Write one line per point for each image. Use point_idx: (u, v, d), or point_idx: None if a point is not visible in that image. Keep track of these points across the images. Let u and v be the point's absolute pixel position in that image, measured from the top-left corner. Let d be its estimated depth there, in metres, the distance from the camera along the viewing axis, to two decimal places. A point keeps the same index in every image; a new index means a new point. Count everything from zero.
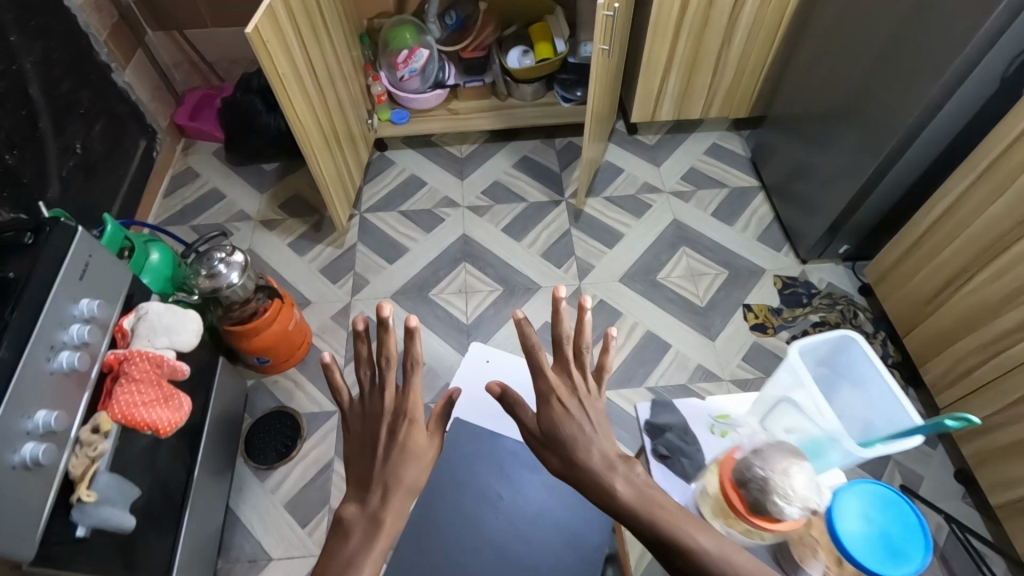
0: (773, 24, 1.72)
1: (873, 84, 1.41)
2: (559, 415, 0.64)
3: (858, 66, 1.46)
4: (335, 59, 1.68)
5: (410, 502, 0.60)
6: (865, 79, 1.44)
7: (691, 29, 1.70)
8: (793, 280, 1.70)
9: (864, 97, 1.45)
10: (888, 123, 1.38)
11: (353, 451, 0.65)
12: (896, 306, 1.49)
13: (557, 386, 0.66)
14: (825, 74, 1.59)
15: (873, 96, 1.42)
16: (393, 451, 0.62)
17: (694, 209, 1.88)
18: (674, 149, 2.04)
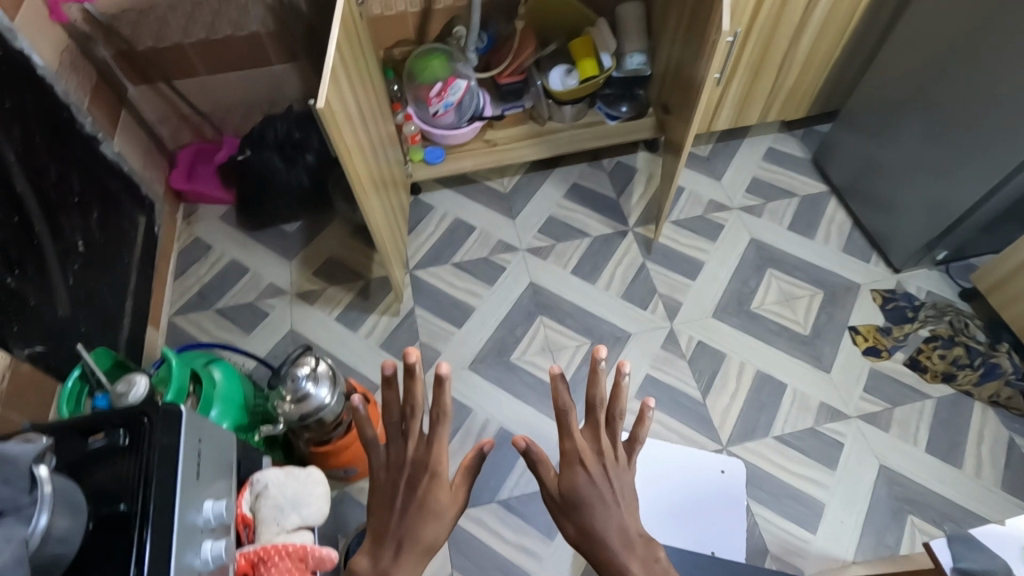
0: (845, 19, 1.58)
1: (994, 71, 1.30)
2: (581, 478, 0.84)
3: (969, 50, 1.34)
4: (373, 97, 1.46)
5: (422, 560, 0.75)
6: (981, 62, 1.32)
7: (762, 33, 1.55)
8: (891, 293, 1.61)
9: (980, 88, 1.35)
10: (1018, 110, 1.27)
11: (383, 495, 0.80)
12: (1019, 317, 1.42)
13: (586, 447, 0.86)
14: (919, 61, 1.47)
15: (995, 83, 1.30)
16: (416, 497, 0.78)
17: (769, 224, 1.76)
18: (732, 157, 1.90)
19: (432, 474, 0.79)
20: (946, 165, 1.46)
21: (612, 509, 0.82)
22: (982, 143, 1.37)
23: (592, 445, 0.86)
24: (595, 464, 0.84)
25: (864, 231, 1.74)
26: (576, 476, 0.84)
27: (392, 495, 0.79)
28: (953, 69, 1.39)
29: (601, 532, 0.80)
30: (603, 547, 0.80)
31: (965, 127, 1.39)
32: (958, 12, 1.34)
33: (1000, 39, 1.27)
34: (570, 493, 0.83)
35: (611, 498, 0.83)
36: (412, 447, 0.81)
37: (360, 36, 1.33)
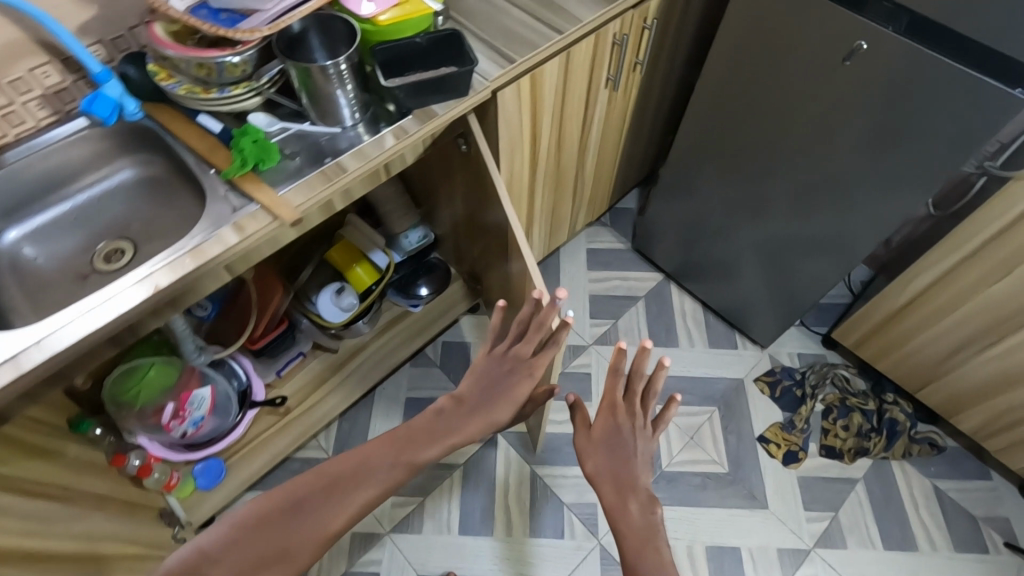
0: (620, 126, 1.39)
1: (803, 163, 1.18)
2: (608, 429, 0.82)
3: (764, 142, 1.22)
4: (84, 519, 0.92)
5: (482, 432, 0.82)
6: (785, 151, 1.19)
7: (549, 174, 1.29)
8: (772, 374, 1.52)
9: (783, 177, 1.24)
10: (839, 200, 1.17)
11: (479, 372, 0.85)
12: (895, 368, 1.39)
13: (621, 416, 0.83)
14: (717, 150, 1.32)
15: (808, 172, 1.18)
16: (505, 381, 0.84)
17: (631, 347, 1.57)
18: (559, 281, 1.67)
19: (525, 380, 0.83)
20: (776, 250, 1.37)
21: (630, 461, 0.80)
22: (814, 231, 1.26)
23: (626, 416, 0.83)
24: (625, 424, 0.82)
25: (716, 312, 1.63)
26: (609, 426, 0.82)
27: (499, 373, 0.85)
28: (758, 159, 1.25)
29: (620, 473, 0.79)
30: (614, 493, 0.78)
31: (790, 216, 1.28)
32: (744, 100, 1.20)
33: (800, 130, 1.14)
34: (603, 447, 0.81)
35: (630, 458, 0.80)
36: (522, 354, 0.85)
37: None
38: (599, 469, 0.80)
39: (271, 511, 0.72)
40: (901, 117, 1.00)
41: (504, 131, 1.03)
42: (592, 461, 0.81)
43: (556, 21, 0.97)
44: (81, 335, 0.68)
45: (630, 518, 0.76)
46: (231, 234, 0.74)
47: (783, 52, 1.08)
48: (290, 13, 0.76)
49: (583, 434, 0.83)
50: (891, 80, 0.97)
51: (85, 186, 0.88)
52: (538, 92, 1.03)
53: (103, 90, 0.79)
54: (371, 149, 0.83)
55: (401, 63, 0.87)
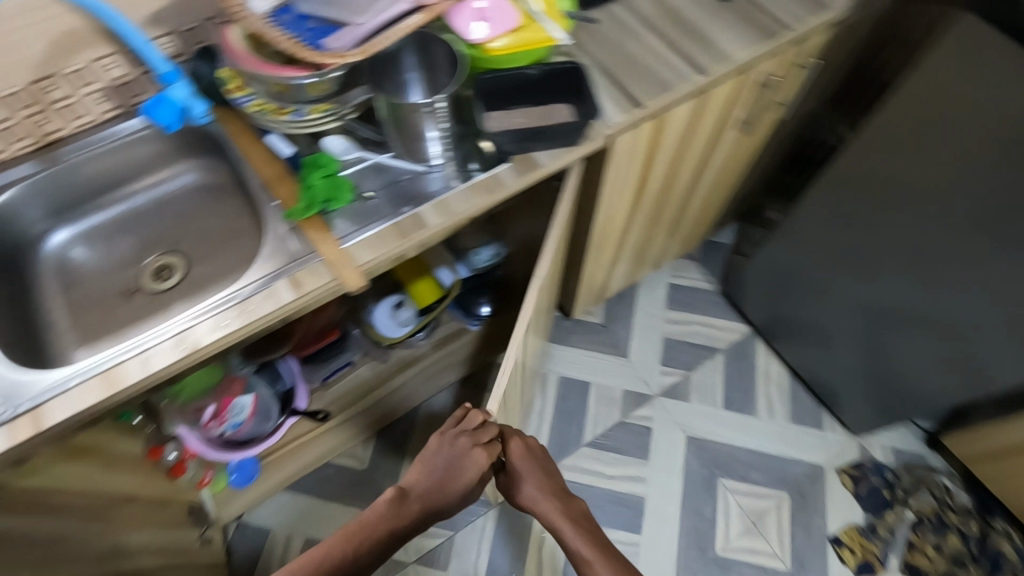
0: (738, 166, 1.20)
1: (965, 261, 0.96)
2: (520, 462, 0.90)
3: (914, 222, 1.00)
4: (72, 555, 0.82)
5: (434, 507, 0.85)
6: (943, 239, 0.97)
7: (647, 215, 1.13)
8: (859, 467, 1.34)
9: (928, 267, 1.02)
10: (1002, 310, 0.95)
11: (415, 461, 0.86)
12: (1013, 497, 1.19)
13: (466, 463, 0.82)
14: (847, 221, 1.10)
15: (967, 270, 0.97)
16: (445, 469, 0.84)
17: (701, 406, 1.41)
18: (633, 316, 1.51)
19: (453, 456, 0.83)
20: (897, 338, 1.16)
21: (547, 482, 0.91)
22: (956, 334, 1.05)
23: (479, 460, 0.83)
24: (531, 455, 0.91)
25: (805, 382, 1.44)
26: (523, 470, 0.90)
27: (421, 466, 0.85)
28: (902, 242, 1.03)
29: (555, 496, 0.91)
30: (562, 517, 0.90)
31: (927, 312, 1.07)
32: (900, 174, 0.97)
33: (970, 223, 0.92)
34: (536, 493, 0.91)
35: (557, 484, 0.92)
36: (444, 432, 0.85)
37: (38, 492, 0.76)
38: (543, 509, 0.91)
39: None
40: None
41: (610, 177, 0.87)
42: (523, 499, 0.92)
43: (698, 60, 0.80)
44: (112, 390, 0.59)
45: (567, 528, 0.90)
46: (286, 290, 0.64)
47: (975, 126, 0.86)
48: (387, 32, 0.62)
49: (511, 488, 0.93)
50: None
51: (143, 187, 0.80)
52: (658, 138, 0.86)
53: (167, 93, 0.69)
54: (457, 202, 0.69)
55: (508, 95, 0.74)
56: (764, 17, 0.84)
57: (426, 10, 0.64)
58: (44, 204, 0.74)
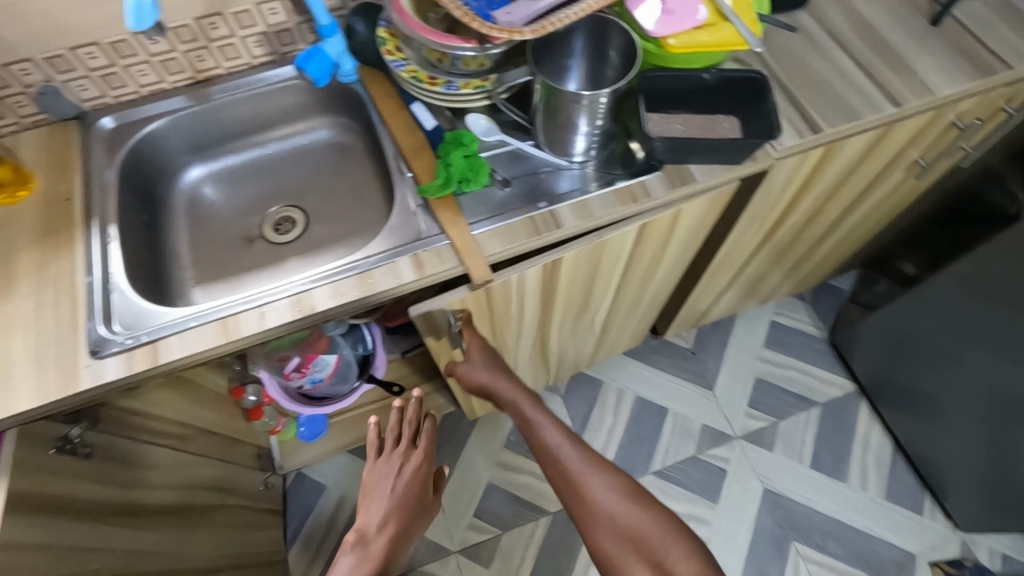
0: (886, 210, 1.08)
1: None
2: (474, 363, 0.76)
3: None
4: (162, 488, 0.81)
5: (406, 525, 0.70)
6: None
7: (773, 247, 1.04)
8: (959, 566, 1.20)
9: None
10: None
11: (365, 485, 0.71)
12: None
13: (414, 474, 0.72)
14: None
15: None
16: (405, 485, 0.72)
17: (785, 459, 1.30)
18: (725, 348, 1.42)
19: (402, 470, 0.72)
20: None
21: (504, 380, 0.75)
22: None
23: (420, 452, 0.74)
24: (484, 361, 0.75)
25: (909, 457, 1.30)
26: (477, 364, 0.76)
27: (365, 505, 0.69)
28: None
29: (509, 375, 0.76)
30: (529, 405, 0.74)
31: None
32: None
33: None
34: (489, 375, 0.76)
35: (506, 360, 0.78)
36: (379, 458, 0.73)
37: (132, 412, 0.77)
38: (507, 400, 0.75)
39: None
40: None
41: (756, 203, 0.79)
42: (481, 384, 0.76)
43: (892, 87, 0.70)
44: (225, 338, 0.58)
45: (540, 421, 0.73)
46: (408, 268, 0.61)
47: None
48: (565, 11, 0.57)
49: (465, 376, 0.77)
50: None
51: (279, 137, 0.79)
52: (820, 168, 0.77)
53: (322, 46, 0.68)
54: (596, 206, 0.64)
55: (673, 98, 0.67)
56: (980, 51, 0.72)
57: None
58: (187, 139, 0.75)
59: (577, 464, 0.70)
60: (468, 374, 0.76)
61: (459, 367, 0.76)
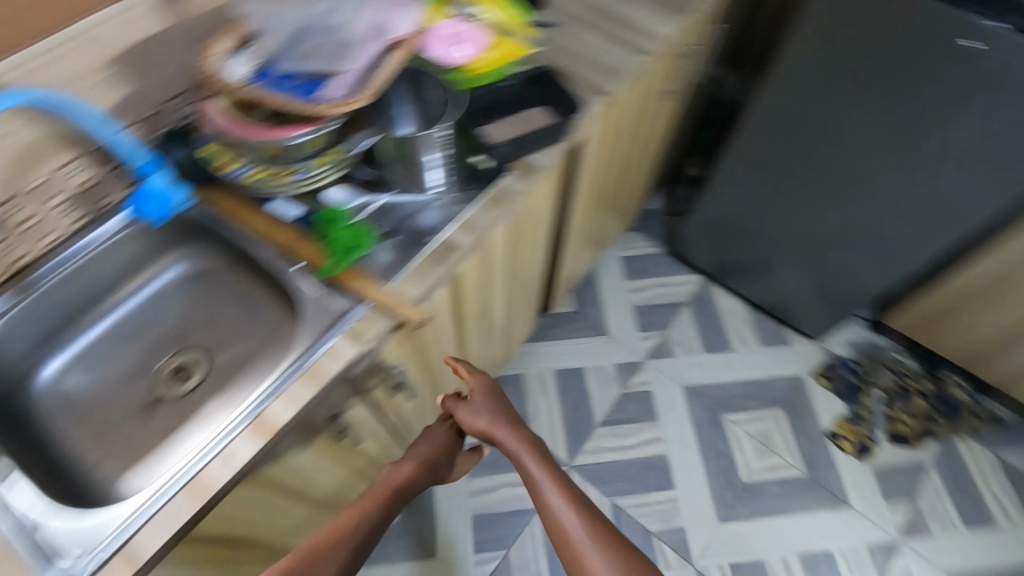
0: (663, 136, 1.31)
1: (883, 171, 1.09)
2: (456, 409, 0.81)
3: (833, 145, 1.12)
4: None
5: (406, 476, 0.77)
6: (852, 162, 1.12)
7: (603, 197, 1.21)
8: (828, 366, 1.51)
9: (858, 185, 1.15)
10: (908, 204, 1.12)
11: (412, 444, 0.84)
12: (954, 348, 1.41)
13: (440, 434, 0.85)
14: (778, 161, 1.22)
15: (872, 185, 1.13)
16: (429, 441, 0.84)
17: (687, 358, 1.52)
18: (600, 296, 1.60)
19: (416, 446, 0.83)
20: (844, 249, 1.29)
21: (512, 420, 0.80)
22: (877, 237, 1.21)
23: (434, 444, 0.84)
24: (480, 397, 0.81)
25: (763, 309, 1.60)
26: (478, 408, 0.81)
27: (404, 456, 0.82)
28: (814, 176, 1.19)
29: (509, 421, 0.80)
30: (515, 440, 0.78)
31: (847, 226, 1.23)
32: (800, 128, 1.13)
33: (873, 136, 1.06)
34: (487, 423, 0.80)
35: (507, 405, 0.82)
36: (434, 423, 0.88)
37: None
38: (511, 446, 0.78)
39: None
40: (989, 115, 0.92)
41: (583, 166, 0.93)
42: (478, 426, 0.80)
43: (635, 43, 0.88)
44: (203, 499, 0.55)
45: (545, 482, 0.74)
46: (347, 345, 0.63)
47: (880, 58, 0.95)
48: (380, 72, 0.65)
49: (466, 421, 0.81)
50: (1000, 80, 0.88)
51: (130, 293, 0.75)
52: (615, 121, 0.94)
53: (147, 184, 0.66)
54: (477, 219, 0.72)
55: (492, 109, 0.77)
56: None
57: (399, 46, 0.68)
58: (28, 336, 0.67)
59: (583, 538, 0.68)
60: (469, 418, 0.80)
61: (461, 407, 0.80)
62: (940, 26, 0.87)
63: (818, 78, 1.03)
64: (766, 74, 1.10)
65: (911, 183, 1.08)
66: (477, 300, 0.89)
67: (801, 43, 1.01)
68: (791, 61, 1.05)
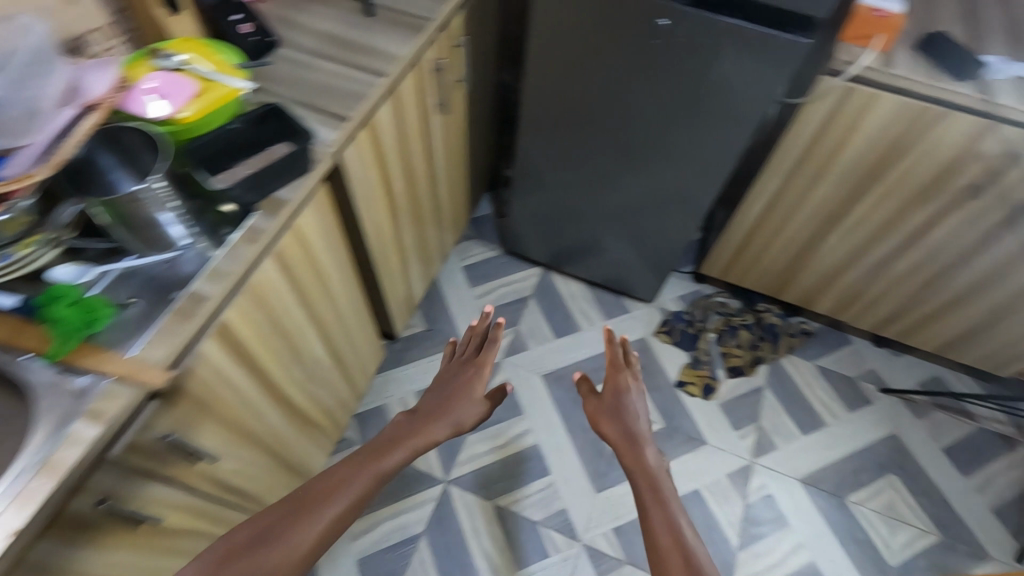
0: (459, 146, 1.37)
1: (644, 139, 1.21)
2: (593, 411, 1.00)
3: (598, 124, 1.22)
4: None
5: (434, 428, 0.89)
6: (620, 138, 1.23)
7: (411, 215, 1.24)
8: (666, 323, 1.64)
9: (631, 156, 1.26)
10: (674, 165, 1.24)
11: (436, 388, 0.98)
12: (760, 280, 1.58)
13: (476, 380, 0.98)
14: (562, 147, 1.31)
15: (641, 153, 1.24)
16: (457, 386, 0.96)
17: (541, 347, 1.58)
18: (449, 309, 1.62)
19: (433, 398, 0.96)
20: (643, 213, 1.41)
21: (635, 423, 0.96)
22: (661, 199, 1.35)
23: (472, 400, 0.95)
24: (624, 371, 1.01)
25: (601, 286, 1.70)
26: (614, 423, 0.97)
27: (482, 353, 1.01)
28: (596, 157, 1.30)
29: (635, 435, 0.93)
30: (641, 447, 0.91)
31: (637, 193, 1.35)
32: (568, 118, 1.23)
33: (625, 112, 1.17)
34: (620, 429, 0.95)
35: (637, 419, 0.97)
36: (455, 364, 1.02)
37: None
38: (632, 443, 0.92)
39: (232, 546, 0.68)
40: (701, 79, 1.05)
41: (358, 190, 0.95)
42: (608, 432, 0.97)
43: (372, 65, 0.91)
44: None
45: (654, 485, 0.85)
46: (87, 427, 0.59)
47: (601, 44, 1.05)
48: (69, 137, 0.63)
49: (594, 412, 0.99)
50: (693, 52, 1.01)
51: None
52: (379, 142, 0.97)
53: None
54: (226, 266, 0.71)
55: (220, 155, 0.77)
56: (408, 18, 0.98)
57: (95, 108, 0.66)
58: None
59: (666, 537, 0.77)
60: (609, 424, 0.97)
61: (593, 406, 1.00)
62: (632, 14, 0.98)
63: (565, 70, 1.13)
64: (523, 74, 1.19)
65: (668, 146, 1.20)
66: (274, 346, 0.87)
67: (541, 45, 1.11)
68: (536, 61, 1.14)
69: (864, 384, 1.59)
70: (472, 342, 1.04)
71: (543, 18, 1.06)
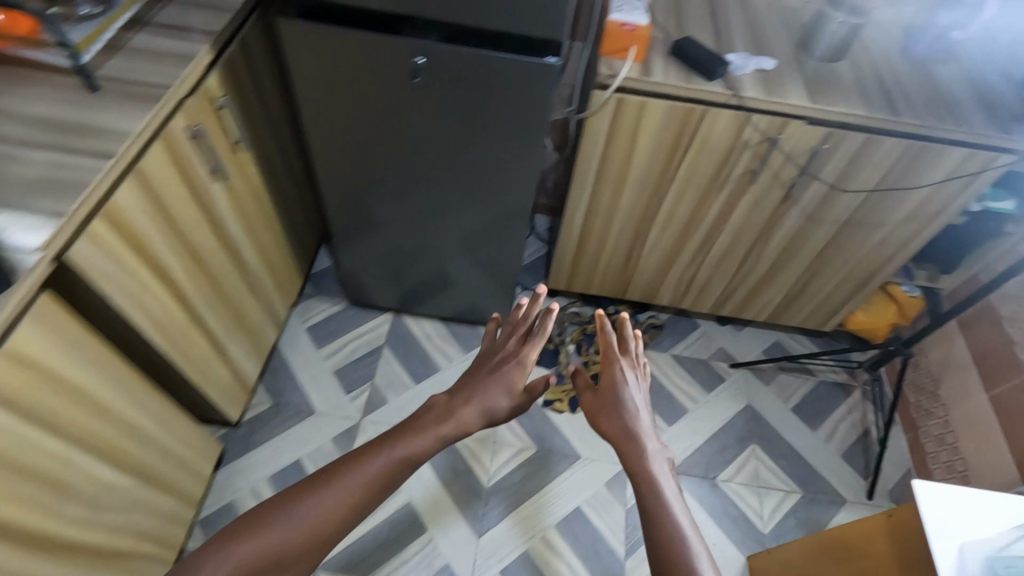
0: (261, 208, 1.27)
1: (447, 175, 1.19)
2: (593, 399, 0.89)
3: (397, 167, 1.18)
4: None
5: (467, 415, 0.83)
6: (423, 179, 1.21)
7: (211, 292, 1.13)
8: None
9: (439, 193, 1.24)
10: (483, 195, 1.23)
11: (475, 367, 0.91)
12: (604, 284, 1.62)
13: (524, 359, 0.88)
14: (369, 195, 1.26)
15: (447, 189, 1.23)
16: (494, 367, 0.88)
17: (401, 397, 1.50)
18: (296, 377, 1.51)
19: (477, 373, 0.89)
20: (471, 245, 1.39)
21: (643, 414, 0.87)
22: (483, 229, 1.34)
23: (509, 379, 0.86)
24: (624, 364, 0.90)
25: (455, 319, 1.67)
26: (621, 417, 0.86)
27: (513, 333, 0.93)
28: (407, 201, 1.27)
29: (636, 430, 0.85)
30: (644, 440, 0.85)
31: (458, 227, 1.33)
32: (365, 166, 1.19)
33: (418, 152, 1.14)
34: (627, 418, 0.86)
35: (645, 408, 0.88)
36: (506, 339, 0.92)
37: None
38: (631, 437, 0.85)
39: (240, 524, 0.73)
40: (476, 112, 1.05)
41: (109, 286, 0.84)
42: (607, 430, 0.86)
43: (94, 147, 0.81)
44: None
45: (653, 485, 0.81)
46: None
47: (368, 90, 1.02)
48: None
49: (591, 404, 0.89)
50: (458, 88, 1.01)
51: None
52: (127, 228, 0.86)
53: None
54: None
55: None
56: (139, 88, 0.89)
57: None
58: None
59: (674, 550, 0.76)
60: (610, 419, 0.86)
61: (603, 388, 0.89)
62: (387, 59, 0.97)
63: (341, 122, 1.10)
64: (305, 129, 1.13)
65: (470, 178, 1.19)
66: (19, 492, 0.74)
67: (310, 98, 1.06)
68: (312, 116, 1.09)
69: (716, 363, 1.67)
70: (523, 322, 0.93)
71: (304, 73, 1.01)
